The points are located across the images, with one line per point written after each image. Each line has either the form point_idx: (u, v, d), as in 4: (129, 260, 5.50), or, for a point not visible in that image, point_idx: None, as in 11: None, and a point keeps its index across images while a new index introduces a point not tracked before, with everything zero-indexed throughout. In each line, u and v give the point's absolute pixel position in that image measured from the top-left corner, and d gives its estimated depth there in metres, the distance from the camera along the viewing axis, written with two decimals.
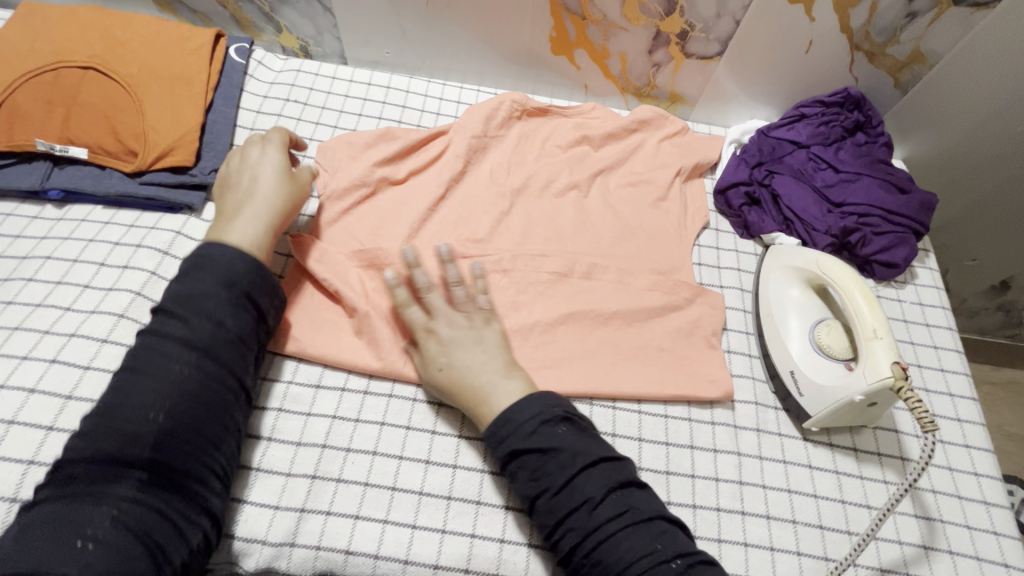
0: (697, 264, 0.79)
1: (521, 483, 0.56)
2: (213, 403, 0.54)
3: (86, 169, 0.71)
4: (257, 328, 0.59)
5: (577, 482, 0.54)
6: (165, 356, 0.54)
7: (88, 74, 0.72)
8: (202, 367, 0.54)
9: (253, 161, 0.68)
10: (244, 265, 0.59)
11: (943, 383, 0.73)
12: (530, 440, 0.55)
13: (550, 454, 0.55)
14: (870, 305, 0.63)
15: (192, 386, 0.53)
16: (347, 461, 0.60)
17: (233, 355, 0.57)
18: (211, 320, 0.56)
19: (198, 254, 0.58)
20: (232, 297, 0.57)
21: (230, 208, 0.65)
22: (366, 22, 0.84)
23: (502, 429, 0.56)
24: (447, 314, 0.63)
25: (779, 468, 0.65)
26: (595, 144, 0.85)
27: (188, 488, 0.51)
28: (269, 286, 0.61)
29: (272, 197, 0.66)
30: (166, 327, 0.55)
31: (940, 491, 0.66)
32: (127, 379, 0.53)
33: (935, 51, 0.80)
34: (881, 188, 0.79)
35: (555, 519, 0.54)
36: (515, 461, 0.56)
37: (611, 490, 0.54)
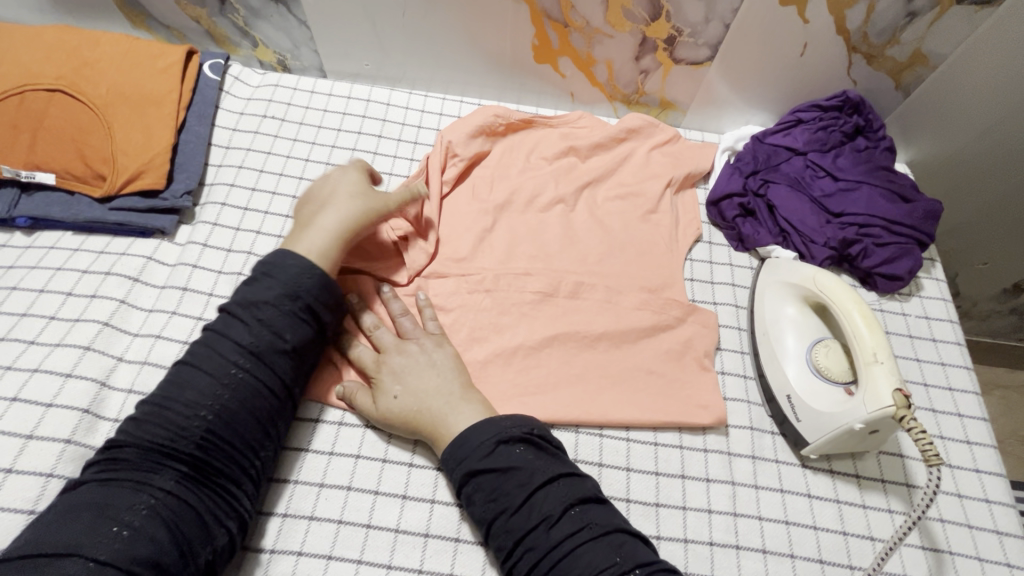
0: (689, 280, 0.75)
1: (479, 504, 0.54)
2: (263, 410, 0.55)
3: (54, 195, 0.69)
4: (314, 340, 0.59)
5: (536, 499, 0.53)
6: (221, 358, 0.55)
7: (54, 96, 0.69)
8: (257, 372, 0.55)
9: (330, 178, 0.68)
10: (311, 280, 0.58)
11: (951, 404, 0.69)
12: (487, 460, 0.54)
13: (507, 474, 0.54)
14: (871, 327, 0.59)
15: (245, 390, 0.54)
16: (321, 497, 0.58)
17: (286, 366, 0.57)
18: (273, 328, 0.56)
19: (270, 257, 0.59)
20: (294, 308, 0.57)
21: (304, 222, 0.64)
22: (343, 34, 0.82)
23: (458, 451, 0.55)
24: (394, 345, 0.63)
25: (777, 498, 0.62)
26: (582, 155, 0.82)
27: (225, 489, 0.52)
28: (333, 301, 0.60)
29: (346, 209, 0.64)
30: (230, 329, 0.56)
31: (948, 520, 0.62)
32: (186, 373, 0.54)
33: (939, 51, 0.76)
34: (882, 197, 0.75)
35: (513, 540, 0.53)
36: (470, 483, 0.55)
37: (569, 507, 0.52)
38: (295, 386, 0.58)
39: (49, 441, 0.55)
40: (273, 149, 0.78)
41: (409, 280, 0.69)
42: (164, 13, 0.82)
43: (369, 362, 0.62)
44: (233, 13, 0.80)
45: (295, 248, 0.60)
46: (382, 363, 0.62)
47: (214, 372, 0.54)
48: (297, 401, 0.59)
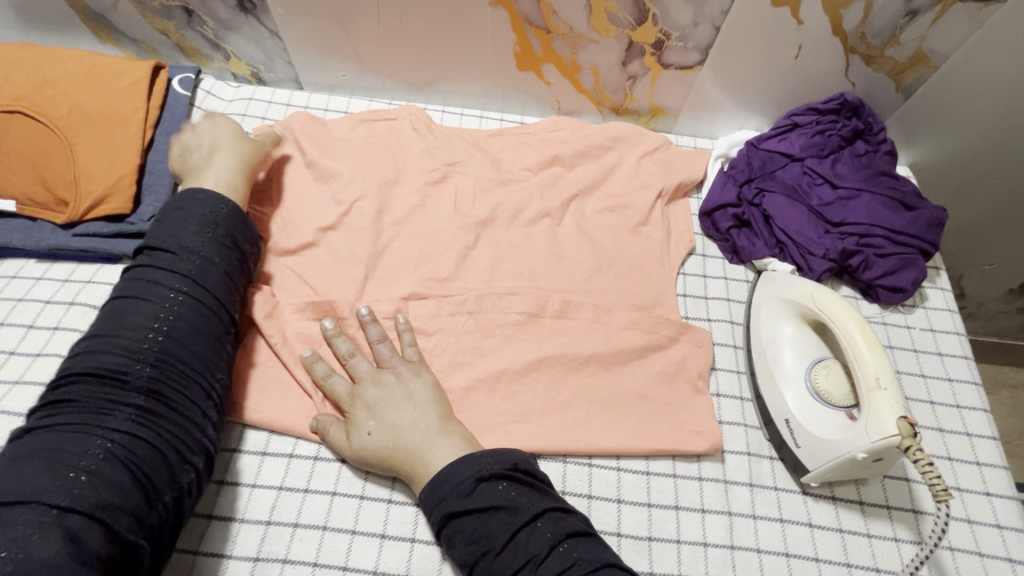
0: (682, 295, 0.72)
1: (460, 547, 0.51)
2: (206, 334, 0.55)
3: (16, 222, 0.66)
4: (241, 267, 0.60)
5: (519, 537, 0.50)
6: (155, 286, 0.55)
7: (13, 118, 0.66)
8: (196, 295, 0.55)
9: (205, 124, 0.68)
10: (227, 211, 0.60)
11: (959, 422, 0.66)
12: (468, 500, 0.51)
13: (489, 512, 0.51)
14: (872, 348, 0.56)
15: (185, 317, 0.54)
16: (295, 538, 0.55)
17: (223, 289, 0.57)
18: (202, 255, 0.57)
19: (180, 196, 0.60)
20: (218, 237, 0.59)
21: (195, 165, 0.65)
22: (317, 44, 0.79)
23: (437, 491, 0.52)
24: (370, 374, 0.60)
25: (776, 528, 0.59)
26: (568, 165, 0.78)
27: (181, 421, 0.51)
28: (251, 232, 0.62)
29: (237, 149, 0.67)
30: (159, 260, 0.56)
31: (958, 548, 0.59)
32: (125, 307, 0.54)
33: (941, 51, 0.72)
34: (883, 205, 0.71)
35: None
36: (451, 523, 0.52)
37: (556, 544, 0.49)
38: (235, 311, 0.58)
39: None
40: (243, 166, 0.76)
41: (388, 302, 0.67)
42: (132, 28, 0.79)
43: (342, 394, 0.59)
44: (202, 26, 0.77)
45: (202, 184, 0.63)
46: (356, 396, 0.59)
47: (153, 300, 0.54)
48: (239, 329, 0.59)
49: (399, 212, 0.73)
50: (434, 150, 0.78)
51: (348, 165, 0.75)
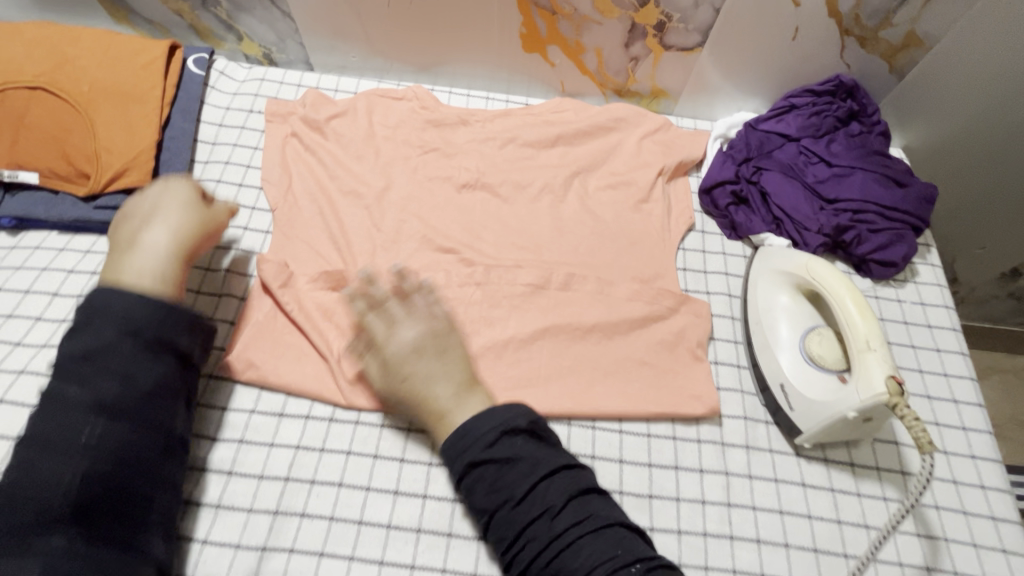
0: (681, 269, 0.75)
1: (481, 497, 0.53)
2: (136, 455, 0.50)
3: (38, 195, 0.68)
4: (171, 374, 0.53)
5: (539, 489, 0.52)
6: (67, 425, 0.48)
7: (35, 94, 0.68)
8: (117, 426, 0.49)
9: (153, 194, 0.63)
10: (148, 309, 0.53)
11: (946, 389, 0.69)
12: (490, 451, 0.53)
13: (510, 464, 0.53)
14: (863, 313, 0.58)
15: (107, 443, 0.48)
16: (312, 494, 0.58)
17: (149, 408, 0.51)
18: (119, 375, 0.50)
19: (89, 301, 0.52)
20: (140, 345, 0.52)
21: (128, 242, 0.59)
22: (328, 26, 0.81)
23: (462, 440, 0.54)
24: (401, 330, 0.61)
25: (771, 487, 0.61)
26: (571, 144, 0.81)
27: (125, 539, 0.48)
28: (184, 323, 0.55)
29: (181, 225, 0.60)
30: (68, 393, 0.49)
31: (943, 507, 0.62)
32: (37, 453, 0.48)
33: (933, 33, 0.75)
34: (877, 182, 0.74)
35: (516, 531, 0.52)
36: (473, 472, 0.54)
37: (571, 496, 0.52)
38: (172, 421, 0.53)
39: None
40: (246, 143, 0.79)
41: (398, 274, 0.69)
42: (147, 8, 0.81)
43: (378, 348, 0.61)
44: (216, 7, 0.79)
45: (123, 276, 0.56)
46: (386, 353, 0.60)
47: (65, 442, 0.48)
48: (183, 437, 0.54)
49: (408, 189, 0.75)
50: (442, 129, 0.80)
51: (359, 145, 0.78)
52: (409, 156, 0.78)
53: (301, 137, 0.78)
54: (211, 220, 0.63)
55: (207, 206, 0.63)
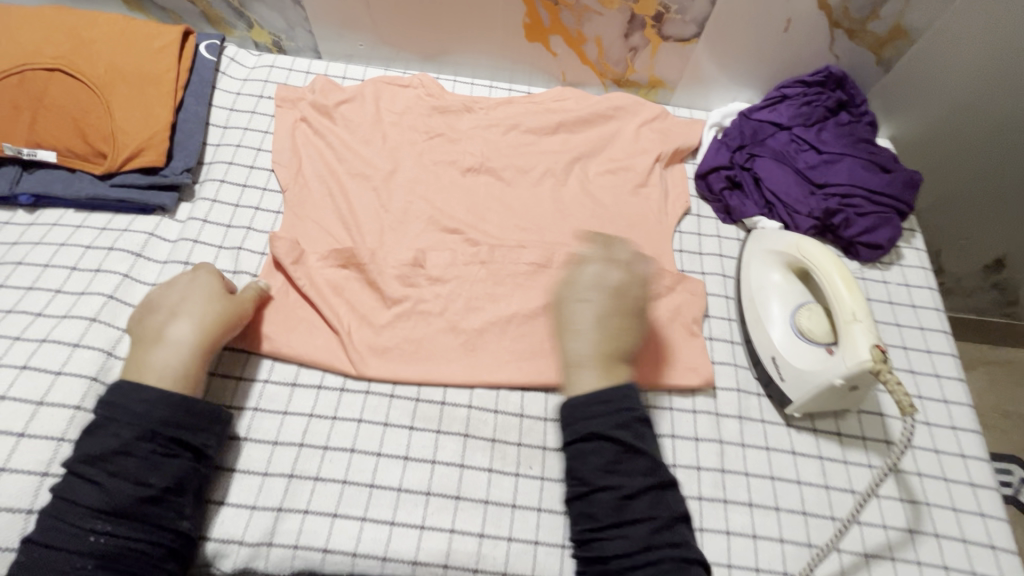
0: (678, 251, 0.78)
1: (590, 469, 0.56)
2: (141, 558, 0.50)
3: (56, 173, 0.70)
4: (188, 476, 0.54)
5: (650, 496, 0.55)
6: (73, 530, 0.49)
7: (54, 75, 0.70)
8: (124, 531, 0.50)
9: (181, 285, 0.62)
10: (164, 411, 0.53)
11: (929, 364, 0.72)
12: (619, 431, 0.57)
13: (634, 454, 0.56)
14: (850, 287, 0.62)
15: (113, 548, 0.49)
16: (324, 459, 0.60)
17: (160, 512, 0.51)
18: (131, 478, 0.51)
19: (105, 402, 0.53)
20: (153, 446, 0.52)
21: (149, 337, 0.58)
22: (337, 15, 0.84)
23: (598, 408, 0.58)
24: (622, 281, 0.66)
25: (762, 455, 0.64)
26: (572, 131, 0.84)
27: None
28: (202, 424, 0.55)
29: (204, 319, 0.59)
30: (79, 493, 0.50)
31: (925, 474, 0.65)
32: (40, 554, 0.48)
33: (918, 26, 0.78)
34: (864, 168, 0.77)
35: (614, 518, 0.54)
36: (594, 443, 0.57)
37: (672, 517, 0.54)
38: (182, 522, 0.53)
39: (63, 407, 0.56)
40: (256, 127, 0.81)
41: (406, 252, 0.72)
42: None
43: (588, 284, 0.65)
44: None
45: (145, 376, 0.55)
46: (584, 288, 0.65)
47: (70, 545, 0.48)
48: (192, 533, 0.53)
49: (415, 173, 0.78)
50: (447, 116, 0.83)
51: (367, 130, 0.80)
52: (416, 141, 0.80)
53: (311, 122, 0.80)
54: (237, 311, 0.62)
55: (234, 293, 0.63)
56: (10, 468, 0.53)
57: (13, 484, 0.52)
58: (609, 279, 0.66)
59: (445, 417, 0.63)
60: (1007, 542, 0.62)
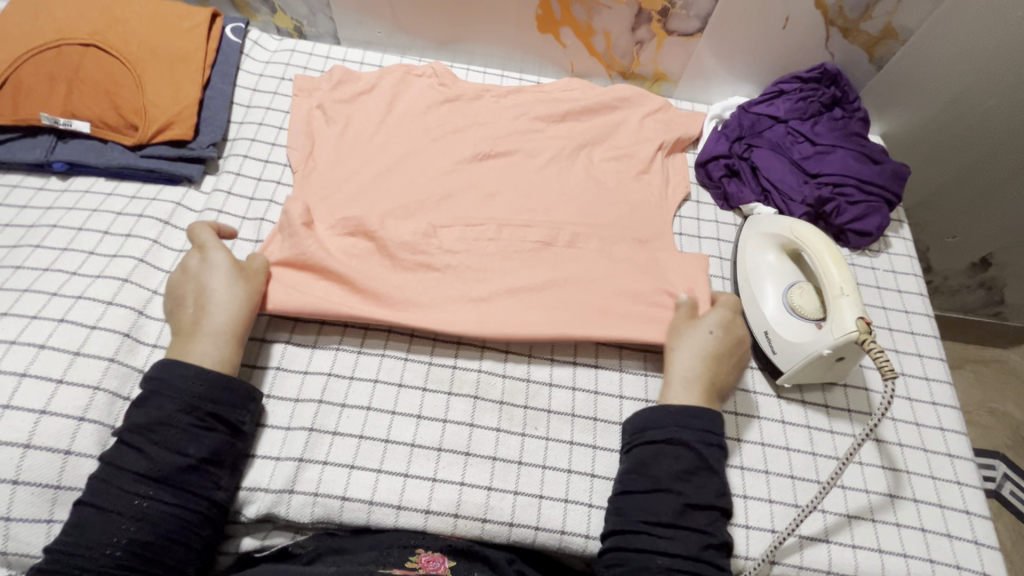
0: (677, 233, 0.82)
1: (665, 472, 0.58)
2: (177, 522, 0.53)
3: (90, 143, 0.74)
4: (223, 448, 0.57)
5: (712, 515, 0.57)
6: (120, 491, 0.52)
7: (89, 50, 0.73)
8: (165, 496, 0.53)
9: (198, 271, 0.64)
10: (204, 385, 0.57)
11: (912, 345, 0.76)
12: (708, 449, 0.59)
13: (710, 474, 0.59)
14: (838, 265, 0.66)
15: (154, 511, 0.52)
16: (343, 415, 0.63)
17: (196, 479, 0.55)
18: (173, 447, 0.55)
19: (153, 375, 0.57)
20: (194, 419, 0.56)
21: (185, 327, 0.61)
22: (357, 3, 0.88)
23: (699, 422, 0.60)
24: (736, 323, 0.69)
25: (754, 423, 0.68)
26: (580, 119, 0.88)
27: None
28: (238, 398, 0.59)
29: (230, 302, 0.62)
30: (124, 459, 0.54)
31: (906, 444, 0.69)
32: (86, 514, 0.51)
33: (907, 26, 0.83)
34: (854, 159, 0.82)
35: (671, 519, 0.56)
36: (677, 448, 0.59)
37: (723, 541, 0.57)
38: (216, 491, 0.56)
39: (101, 358, 0.60)
40: (277, 107, 0.84)
41: (420, 226, 0.74)
42: None
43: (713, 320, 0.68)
44: None
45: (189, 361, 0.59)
46: (711, 322, 0.67)
47: (117, 507, 0.52)
48: (225, 502, 0.57)
49: (428, 152, 0.81)
50: (460, 101, 0.87)
51: (379, 114, 0.83)
52: (430, 124, 0.84)
53: (325, 109, 0.83)
54: (255, 288, 0.64)
55: (245, 267, 0.65)
56: (50, 411, 0.56)
57: (55, 423, 0.56)
58: (735, 324, 0.68)
59: (457, 381, 0.67)
60: (980, 508, 0.66)
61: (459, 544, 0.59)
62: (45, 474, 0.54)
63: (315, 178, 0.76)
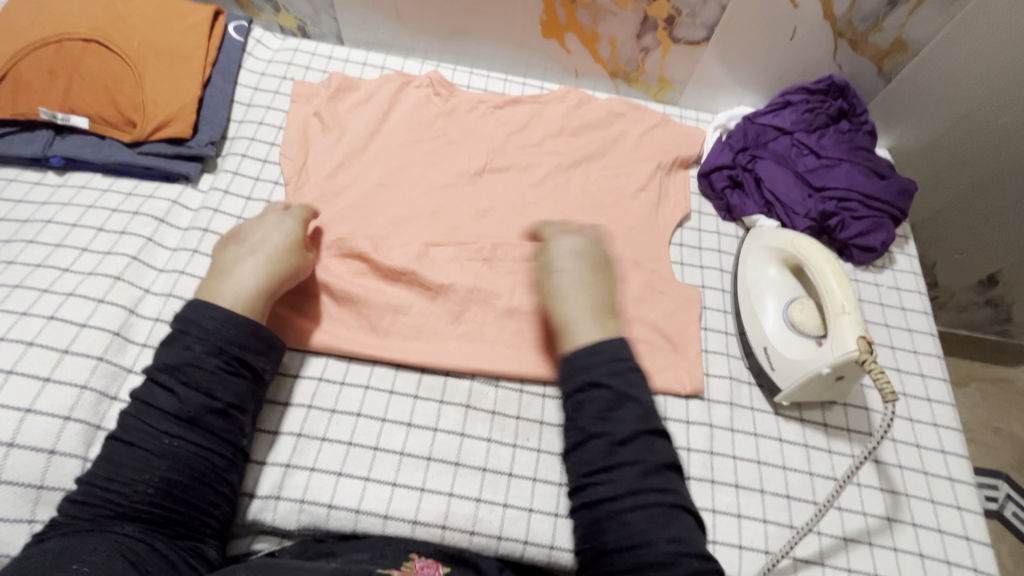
0: (677, 245, 0.81)
1: (585, 417, 0.57)
2: (208, 462, 0.53)
3: (87, 139, 0.73)
4: (249, 392, 0.57)
5: (641, 441, 0.55)
6: (151, 430, 0.53)
7: (89, 46, 0.73)
8: (193, 437, 0.53)
9: (265, 224, 0.65)
10: (232, 329, 0.56)
11: (915, 364, 0.75)
12: (616, 379, 0.57)
13: (631, 403, 0.56)
14: (840, 281, 0.65)
15: (185, 453, 0.53)
16: (332, 421, 0.62)
17: (223, 422, 0.55)
18: (201, 389, 0.54)
19: (182, 315, 0.56)
20: (221, 362, 0.55)
21: (227, 264, 0.61)
22: (362, 4, 0.88)
23: (592, 358, 0.58)
24: (571, 237, 0.67)
25: (750, 440, 0.67)
26: (583, 126, 0.87)
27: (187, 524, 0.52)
28: (265, 346, 0.58)
29: (277, 261, 0.62)
30: (153, 398, 0.54)
31: (906, 466, 0.67)
32: (118, 450, 0.52)
33: (917, 39, 0.81)
34: (861, 173, 0.80)
35: (607, 463, 0.55)
36: (592, 391, 0.57)
37: (664, 465, 0.55)
38: (242, 437, 0.56)
39: (89, 357, 0.59)
40: (277, 106, 0.83)
41: (413, 243, 0.73)
42: None
43: (555, 255, 0.66)
44: None
45: (217, 297, 0.58)
46: (557, 256, 0.66)
47: (149, 445, 0.52)
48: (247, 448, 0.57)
49: (424, 163, 0.80)
50: (463, 104, 0.86)
51: (376, 123, 0.82)
52: (432, 127, 0.83)
53: (323, 117, 0.81)
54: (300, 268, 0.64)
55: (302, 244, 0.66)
56: (36, 409, 0.56)
57: (37, 423, 0.55)
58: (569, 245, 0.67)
59: (449, 390, 0.66)
60: (981, 534, 0.65)
61: (449, 550, 0.58)
62: (25, 475, 0.53)
63: (313, 180, 0.76)
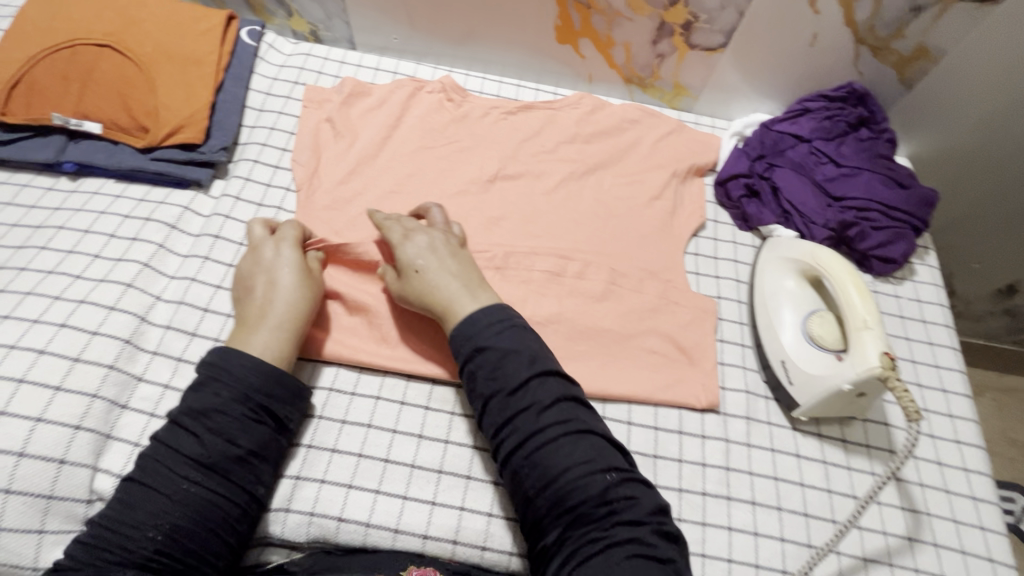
0: (692, 254, 0.80)
1: (479, 382, 0.56)
2: (219, 513, 0.52)
3: (99, 144, 0.73)
4: (270, 441, 0.56)
5: (535, 383, 0.55)
6: (170, 472, 0.52)
7: (103, 51, 0.73)
8: (209, 484, 0.53)
9: (270, 262, 0.63)
10: (257, 377, 0.56)
11: (936, 379, 0.73)
12: (496, 336, 0.57)
13: (509, 355, 0.56)
14: (862, 296, 0.63)
15: (200, 500, 0.52)
16: (342, 432, 0.62)
17: (241, 471, 0.54)
18: (223, 434, 0.54)
19: (210, 361, 0.57)
20: (246, 409, 0.55)
21: (246, 319, 0.60)
22: (375, 9, 0.87)
23: (468, 329, 0.58)
24: (421, 235, 0.65)
25: (767, 455, 0.66)
26: (597, 133, 0.85)
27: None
28: (291, 396, 0.58)
29: (292, 298, 0.61)
30: (177, 442, 0.53)
31: (927, 484, 0.66)
32: (132, 491, 0.52)
33: (940, 46, 0.78)
34: (881, 183, 0.79)
35: (504, 418, 0.55)
36: (480, 356, 0.57)
37: (559, 399, 0.55)
38: (258, 487, 0.55)
39: (100, 365, 0.59)
40: (289, 112, 0.83)
41: None
42: None
43: (404, 250, 0.64)
44: None
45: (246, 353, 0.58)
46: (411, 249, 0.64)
47: (164, 489, 0.52)
48: (263, 499, 0.56)
49: (435, 170, 0.79)
50: (475, 110, 0.85)
51: (387, 129, 0.81)
52: (444, 133, 0.82)
53: (334, 123, 0.81)
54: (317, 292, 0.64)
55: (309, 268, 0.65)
56: (47, 418, 0.55)
57: (48, 433, 0.55)
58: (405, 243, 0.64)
59: (460, 401, 0.65)
60: (1006, 556, 0.63)
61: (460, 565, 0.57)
62: (34, 484, 0.53)
63: (324, 186, 0.75)
